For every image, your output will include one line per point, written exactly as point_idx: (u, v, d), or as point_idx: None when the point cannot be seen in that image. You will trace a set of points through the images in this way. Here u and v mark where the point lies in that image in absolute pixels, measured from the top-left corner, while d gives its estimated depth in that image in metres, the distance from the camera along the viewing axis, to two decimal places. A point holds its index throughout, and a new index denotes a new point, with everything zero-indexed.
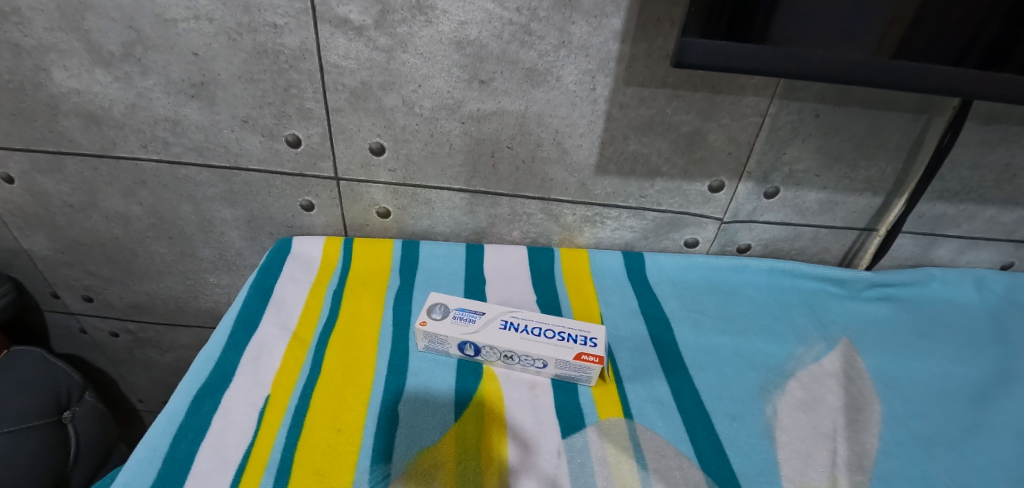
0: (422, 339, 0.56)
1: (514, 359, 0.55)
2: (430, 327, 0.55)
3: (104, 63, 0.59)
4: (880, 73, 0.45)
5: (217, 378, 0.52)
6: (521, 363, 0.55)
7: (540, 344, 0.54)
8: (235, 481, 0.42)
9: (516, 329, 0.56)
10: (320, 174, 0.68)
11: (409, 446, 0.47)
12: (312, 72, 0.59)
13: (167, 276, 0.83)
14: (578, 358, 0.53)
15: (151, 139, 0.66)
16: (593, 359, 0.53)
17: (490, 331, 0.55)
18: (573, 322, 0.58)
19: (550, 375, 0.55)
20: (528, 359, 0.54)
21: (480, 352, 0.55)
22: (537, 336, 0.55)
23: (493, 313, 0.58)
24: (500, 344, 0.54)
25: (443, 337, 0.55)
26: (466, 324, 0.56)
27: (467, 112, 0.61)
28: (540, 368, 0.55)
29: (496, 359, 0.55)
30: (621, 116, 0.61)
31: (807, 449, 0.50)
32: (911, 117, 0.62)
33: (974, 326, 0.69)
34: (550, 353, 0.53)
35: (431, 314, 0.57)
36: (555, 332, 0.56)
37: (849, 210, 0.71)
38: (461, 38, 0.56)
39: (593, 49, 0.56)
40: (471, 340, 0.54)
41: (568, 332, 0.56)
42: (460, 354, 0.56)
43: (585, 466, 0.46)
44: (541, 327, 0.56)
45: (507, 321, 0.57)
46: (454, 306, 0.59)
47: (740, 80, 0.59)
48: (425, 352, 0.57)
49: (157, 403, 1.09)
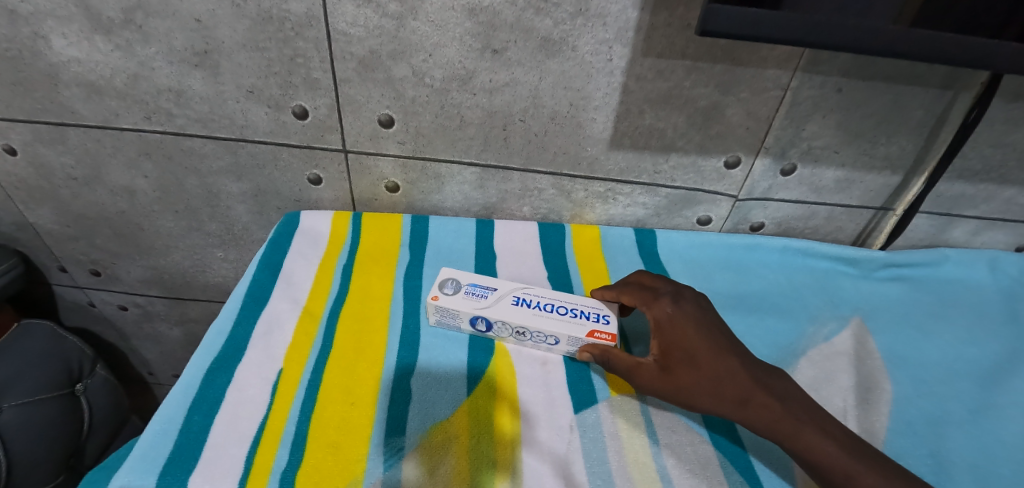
0: (433, 314, 0.56)
1: (526, 335, 0.54)
2: (441, 302, 0.55)
3: (104, 30, 0.58)
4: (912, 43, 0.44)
5: (229, 352, 0.52)
6: (533, 340, 0.55)
7: (552, 320, 0.53)
8: (250, 453, 0.43)
9: (529, 305, 0.55)
10: (327, 146, 0.66)
11: (423, 420, 0.47)
12: (319, 40, 0.57)
13: (174, 251, 0.83)
14: (590, 336, 0.52)
15: (155, 111, 0.64)
16: (606, 338, 0.52)
17: (502, 306, 0.54)
18: (587, 299, 0.57)
19: (562, 352, 0.55)
20: (541, 336, 0.54)
21: (492, 328, 0.55)
22: (549, 311, 0.55)
23: (507, 288, 0.57)
24: (512, 320, 0.53)
25: (454, 312, 0.54)
26: (479, 299, 0.55)
27: (479, 83, 0.60)
28: (553, 344, 0.54)
29: (508, 334, 0.55)
30: (637, 89, 0.60)
31: None
32: (936, 93, 0.60)
33: (988, 308, 0.68)
34: (563, 331, 0.52)
35: (443, 289, 0.56)
36: (568, 309, 0.55)
37: (867, 189, 0.70)
38: (474, 5, 0.54)
39: (611, 17, 0.54)
40: (483, 315, 0.54)
41: (581, 309, 0.55)
42: (472, 329, 0.56)
43: (597, 441, 0.46)
44: (554, 303, 0.55)
45: (519, 297, 0.56)
46: (466, 281, 0.58)
47: (762, 52, 0.57)
48: (437, 326, 0.57)
49: (166, 377, 1.10)
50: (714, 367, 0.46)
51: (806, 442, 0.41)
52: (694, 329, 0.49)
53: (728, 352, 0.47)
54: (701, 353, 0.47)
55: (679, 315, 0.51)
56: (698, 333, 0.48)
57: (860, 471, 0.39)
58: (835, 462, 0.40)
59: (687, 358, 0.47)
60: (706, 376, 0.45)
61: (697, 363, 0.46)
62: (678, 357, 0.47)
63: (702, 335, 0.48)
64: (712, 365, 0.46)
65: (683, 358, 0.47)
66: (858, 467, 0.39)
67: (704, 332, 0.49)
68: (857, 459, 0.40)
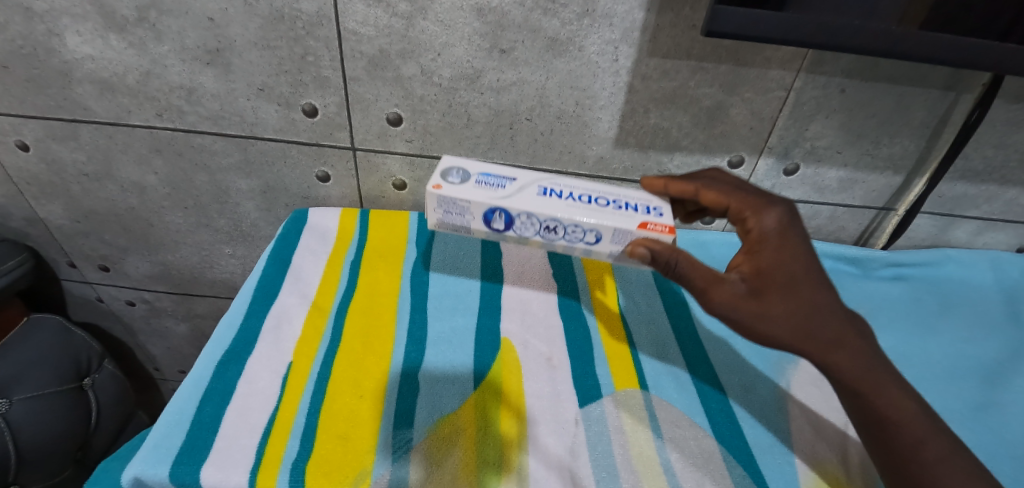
0: (435, 211, 0.43)
1: (558, 233, 0.42)
2: (446, 191, 0.42)
3: (118, 28, 0.58)
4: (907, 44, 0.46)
5: (239, 345, 0.52)
6: (567, 241, 0.43)
7: (595, 214, 0.42)
8: (261, 444, 0.43)
9: (561, 196, 0.43)
10: (336, 144, 0.67)
11: (430, 412, 0.48)
12: (330, 39, 0.58)
13: (183, 247, 0.84)
14: (647, 229, 0.42)
15: (166, 108, 0.65)
16: (667, 232, 0.42)
17: (527, 196, 0.42)
18: (631, 191, 0.46)
19: (602, 255, 0.44)
20: (577, 233, 0.42)
21: (512, 225, 0.42)
22: (588, 203, 0.43)
23: (534, 175, 0.45)
24: (545, 213, 0.41)
25: (464, 203, 0.42)
26: (497, 185, 0.43)
27: (487, 82, 0.61)
28: (592, 245, 0.43)
29: (534, 234, 0.43)
30: (643, 89, 0.60)
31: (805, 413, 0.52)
32: (938, 94, 0.61)
33: (990, 308, 0.69)
34: (611, 224, 0.41)
35: (448, 174, 0.43)
36: (611, 200, 0.44)
37: (869, 189, 0.70)
38: (483, 5, 0.54)
39: (617, 18, 0.55)
40: (503, 204, 0.41)
41: (627, 202, 0.44)
42: (485, 230, 0.43)
43: (602, 434, 0.47)
44: (592, 194, 0.44)
45: (548, 187, 0.44)
46: (474, 170, 0.44)
47: (766, 53, 0.57)
48: (439, 228, 0.44)
49: (172, 373, 1.11)
50: (813, 301, 0.41)
51: (892, 398, 0.40)
52: (802, 253, 0.42)
53: (829, 287, 0.42)
54: (801, 282, 0.41)
55: (790, 229, 0.43)
56: (804, 257, 0.42)
57: (934, 438, 0.39)
58: (907, 424, 0.40)
59: (788, 282, 0.41)
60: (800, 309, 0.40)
61: (796, 293, 0.41)
62: (775, 279, 0.41)
63: (809, 262, 0.42)
64: (812, 299, 0.41)
65: (781, 283, 0.41)
66: (933, 435, 0.39)
67: (810, 257, 0.42)
68: (931, 427, 0.40)
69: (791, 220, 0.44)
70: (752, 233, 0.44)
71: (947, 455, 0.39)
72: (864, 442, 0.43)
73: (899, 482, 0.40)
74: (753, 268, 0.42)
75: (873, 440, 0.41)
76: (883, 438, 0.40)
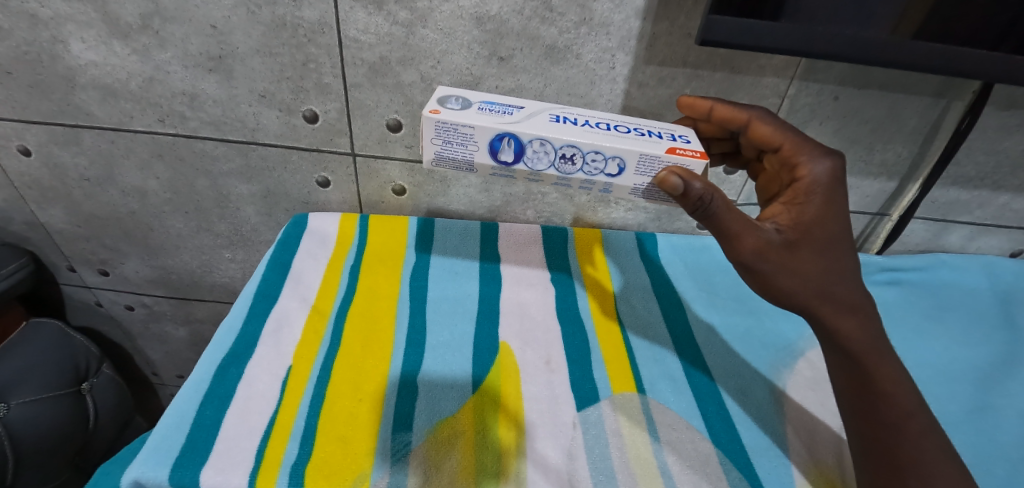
0: (437, 138, 0.41)
1: (575, 160, 0.41)
2: (447, 115, 0.40)
3: (121, 35, 0.59)
4: (897, 54, 0.47)
5: (240, 348, 0.53)
6: (585, 171, 0.42)
7: (612, 137, 0.42)
8: (261, 447, 0.44)
9: (573, 123, 0.43)
10: (336, 150, 0.68)
11: (430, 415, 0.48)
12: (331, 47, 0.59)
13: (183, 251, 0.84)
14: (671, 152, 0.42)
15: (168, 113, 0.66)
16: (690, 153, 0.42)
17: (537, 122, 0.42)
18: (643, 122, 0.46)
19: (620, 185, 0.43)
20: (597, 163, 0.42)
21: (523, 154, 0.41)
22: (603, 130, 0.43)
23: (536, 109, 0.44)
24: (560, 136, 0.40)
25: (471, 127, 0.40)
26: (502, 115, 0.42)
27: (486, 89, 0.61)
28: (613, 176, 0.42)
29: (548, 165, 0.42)
30: (639, 95, 0.61)
31: (800, 417, 0.52)
32: (930, 101, 0.62)
33: (983, 313, 0.70)
34: (631, 146, 0.41)
35: (445, 105, 0.42)
36: (627, 128, 0.44)
37: (863, 194, 0.71)
38: (482, 14, 0.55)
39: (614, 27, 0.56)
40: (513, 130, 0.40)
41: (643, 130, 0.44)
42: (494, 160, 0.42)
43: (600, 437, 0.48)
44: (604, 122, 0.44)
45: (558, 115, 0.44)
46: (477, 100, 0.44)
47: (760, 60, 0.58)
48: (438, 163, 0.43)
49: (170, 377, 1.11)
50: (837, 262, 0.44)
51: (886, 369, 0.44)
52: (840, 216, 0.44)
53: (852, 248, 0.45)
54: (832, 240, 0.43)
55: (837, 187, 0.44)
56: (841, 216, 0.44)
57: (919, 411, 0.43)
58: (897, 394, 0.44)
59: (823, 241, 0.43)
60: (824, 268, 0.43)
61: (825, 253, 0.43)
62: (810, 232, 0.43)
63: (843, 225, 0.44)
64: (836, 259, 0.44)
65: (814, 238, 0.43)
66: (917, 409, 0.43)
67: (845, 217, 0.44)
68: (917, 403, 0.44)
69: (839, 172, 0.44)
70: (797, 180, 0.45)
71: (927, 430, 0.43)
72: (840, 406, 0.46)
73: (874, 440, 0.43)
74: (791, 219, 0.44)
75: (864, 407, 0.44)
76: (874, 406, 0.44)
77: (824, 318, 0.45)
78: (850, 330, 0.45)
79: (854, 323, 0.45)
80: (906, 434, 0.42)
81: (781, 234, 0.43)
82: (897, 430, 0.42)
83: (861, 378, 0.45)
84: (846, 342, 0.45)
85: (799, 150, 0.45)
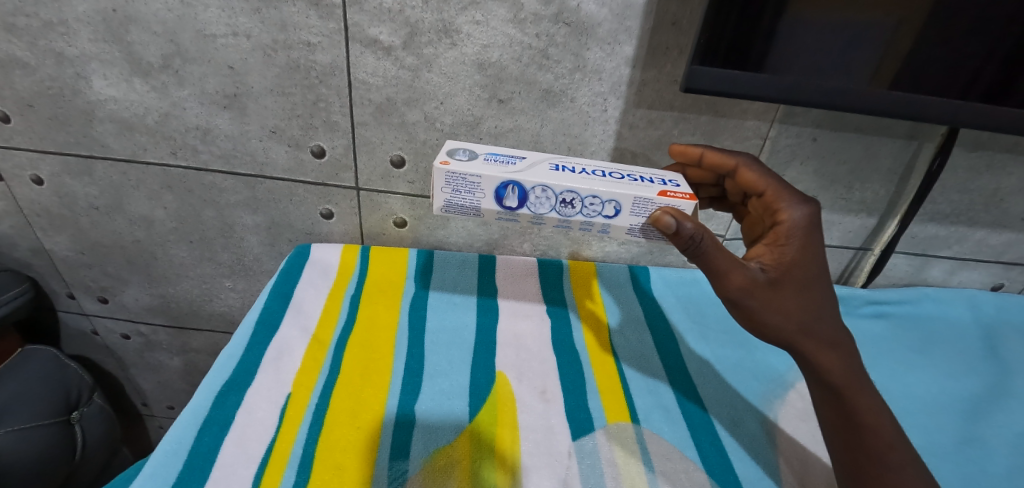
0: (445, 187, 0.44)
1: (575, 205, 0.44)
2: (455, 166, 0.43)
3: (142, 73, 0.63)
4: (862, 99, 0.51)
5: (240, 375, 0.53)
6: (583, 214, 0.45)
7: (608, 183, 0.45)
8: (258, 475, 0.44)
9: (572, 170, 0.46)
10: (341, 184, 0.71)
11: (427, 444, 0.48)
12: (341, 87, 0.62)
13: (184, 280, 0.85)
14: (663, 195, 0.45)
15: (181, 146, 0.69)
16: (681, 196, 0.45)
17: (539, 170, 0.45)
18: (636, 168, 0.49)
19: (618, 227, 0.46)
20: (594, 206, 0.44)
21: (526, 200, 0.44)
22: (599, 176, 0.46)
23: (537, 158, 0.47)
24: (560, 183, 0.43)
25: (477, 177, 0.43)
26: (506, 165, 0.45)
27: (486, 128, 0.65)
28: (610, 217, 0.45)
29: (549, 209, 0.44)
30: (630, 136, 0.65)
31: (790, 448, 0.53)
32: (902, 143, 0.66)
33: (967, 346, 0.72)
34: (626, 191, 0.44)
35: (453, 156, 0.45)
36: (621, 174, 0.47)
37: (845, 230, 0.74)
38: (484, 60, 0.60)
39: (605, 73, 0.60)
40: (517, 178, 0.43)
41: (637, 175, 0.47)
42: (498, 206, 0.44)
43: (595, 466, 0.48)
44: (601, 170, 0.47)
45: (557, 164, 0.47)
46: (482, 152, 0.47)
47: (742, 105, 0.63)
48: (446, 212, 0.45)
49: (159, 409, 1.09)
50: (815, 301, 0.46)
51: (869, 401, 0.46)
52: (817, 256, 0.46)
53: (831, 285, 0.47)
54: (810, 281, 0.46)
55: (815, 231, 0.46)
56: (818, 258, 0.46)
57: (902, 443, 0.45)
58: (879, 425, 0.45)
59: (803, 280, 0.45)
60: (806, 304, 0.45)
61: (806, 291, 0.45)
62: (791, 272, 0.45)
63: (821, 264, 0.46)
64: (814, 297, 0.46)
65: (796, 278, 0.45)
66: (899, 441, 0.45)
67: (822, 258, 0.46)
68: (897, 434, 0.45)
69: (817, 217, 0.47)
70: (777, 224, 0.47)
71: (909, 462, 0.44)
72: (825, 438, 0.48)
73: (856, 470, 0.45)
74: (774, 259, 0.46)
75: (847, 438, 0.46)
76: (861, 437, 0.45)
77: (807, 352, 0.46)
78: (832, 365, 0.46)
79: (834, 358, 0.46)
80: (887, 465, 0.44)
81: (765, 273, 0.45)
82: (880, 462, 0.44)
83: (844, 411, 0.46)
84: (828, 375, 0.47)
85: (780, 196, 0.48)
